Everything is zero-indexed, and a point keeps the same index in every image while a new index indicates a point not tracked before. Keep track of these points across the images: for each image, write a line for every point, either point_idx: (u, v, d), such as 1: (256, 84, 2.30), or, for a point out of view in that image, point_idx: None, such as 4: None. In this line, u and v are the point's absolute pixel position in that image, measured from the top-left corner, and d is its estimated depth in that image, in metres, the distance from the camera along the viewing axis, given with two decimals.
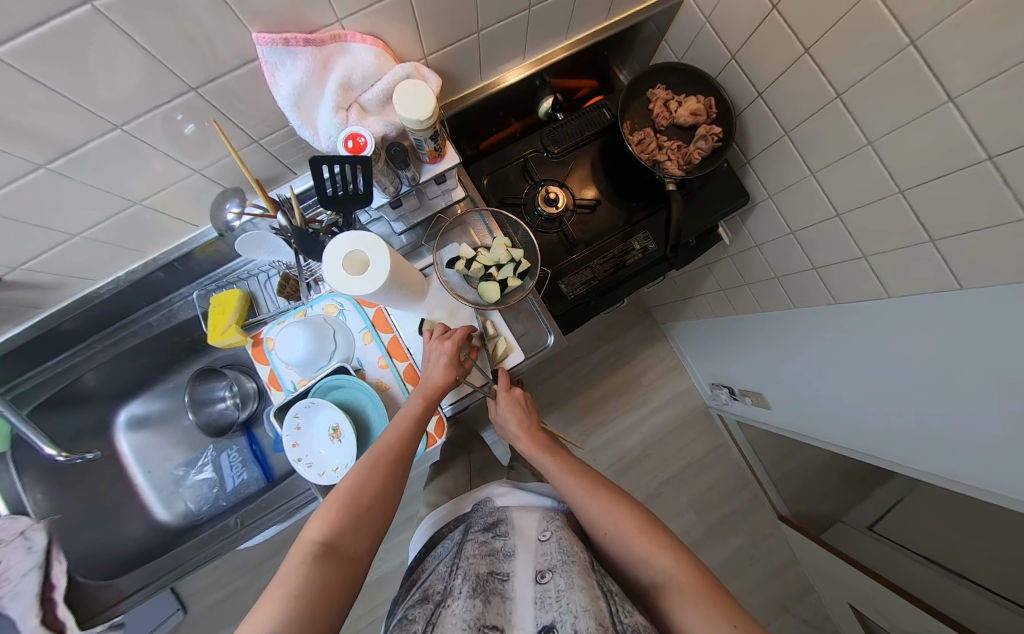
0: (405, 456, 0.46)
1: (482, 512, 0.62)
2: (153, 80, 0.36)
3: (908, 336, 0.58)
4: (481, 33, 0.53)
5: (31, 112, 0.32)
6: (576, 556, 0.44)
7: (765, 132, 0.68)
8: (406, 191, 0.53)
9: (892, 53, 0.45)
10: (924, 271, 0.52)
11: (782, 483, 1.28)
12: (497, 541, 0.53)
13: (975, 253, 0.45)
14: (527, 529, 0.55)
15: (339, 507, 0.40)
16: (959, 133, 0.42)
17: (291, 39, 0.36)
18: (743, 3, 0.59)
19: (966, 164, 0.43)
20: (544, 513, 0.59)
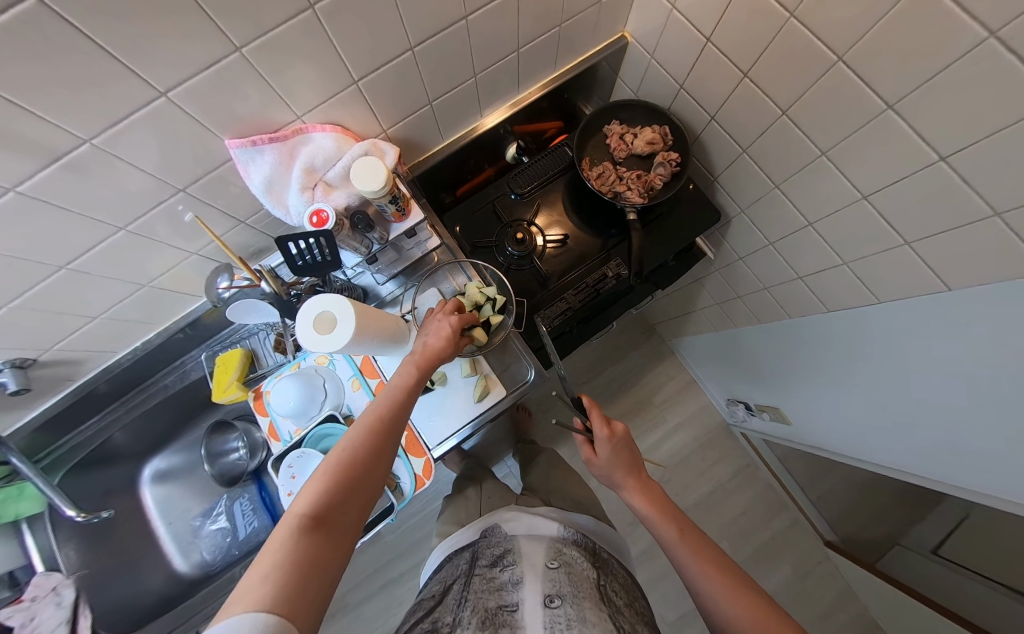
0: (399, 421, 0.40)
1: (489, 540, 0.54)
2: (146, 185, 0.43)
3: (910, 341, 0.54)
4: (434, 103, 0.59)
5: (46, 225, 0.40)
6: (589, 593, 0.39)
7: (724, 151, 0.69)
8: (378, 249, 0.57)
9: (824, 69, 0.46)
10: (909, 274, 0.50)
11: (822, 504, 1.16)
12: (505, 570, 0.45)
13: (953, 252, 0.43)
14: (534, 557, 0.47)
15: (330, 472, 0.33)
16: (908, 137, 0.41)
17: (257, 140, 0.43)
18: (681, 39, 0.62)
19: (922, 166, 0.41)
20: (554, 541, 0.52)
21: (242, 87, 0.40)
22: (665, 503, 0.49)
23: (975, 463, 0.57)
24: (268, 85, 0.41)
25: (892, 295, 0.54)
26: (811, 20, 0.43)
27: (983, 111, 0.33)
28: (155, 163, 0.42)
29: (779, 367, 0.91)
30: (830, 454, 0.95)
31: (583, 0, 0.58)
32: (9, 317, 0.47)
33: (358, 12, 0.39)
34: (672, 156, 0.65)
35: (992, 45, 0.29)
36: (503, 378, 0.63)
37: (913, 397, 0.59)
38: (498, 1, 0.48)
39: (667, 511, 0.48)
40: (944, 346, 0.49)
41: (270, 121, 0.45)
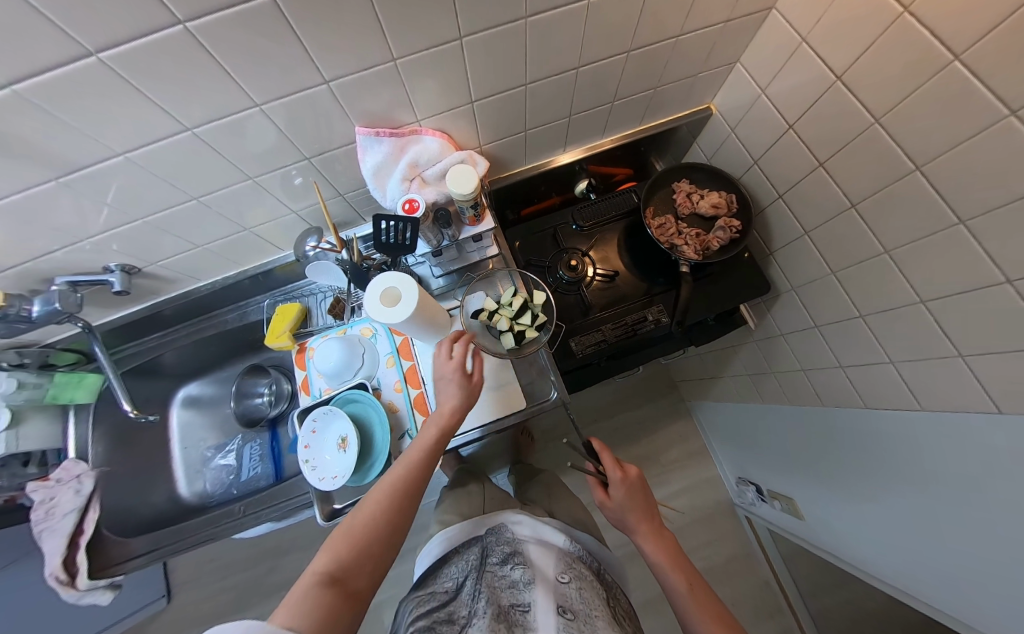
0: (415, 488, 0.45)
1: (498, 536, 0.54)
2: (284, 147, 0.51)
3: (948, 457, 0.52)
4: (528, 132, 0.66)
5: (200, 160, 0.48)
6: (598, 610, 0.41)
7: (785, 229, 0.72)
8: (446, 246, 0.62)
9: (900, 175, 0.48)
10: (958, 387, 0.49)
11: (823, 620, 1.06)
12: (516, 570, 0.46)
13: (1007, 374, 0.42)
14: (545, 565, 0.48)
15: (352, 532, 0.39)
16: (975, 254, 0.43)
17: (380, 132, 0.51)
18: (763, 121, 0.67)
19: (985, 284, 0.42)
20: (561, 551, 0.53)
21: (384, 88, 0.47)
22: (676, 554, 0.49)
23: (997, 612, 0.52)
24: (402, 90, 0.48)
25: (936, 405, 0.53)
26: (895, 130, 0.47)
27: None
28: (298, 132, 0.50)
29: (803, 454, 0.87)
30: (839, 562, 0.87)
31: (680, 72, 0.64)
32: (138, 228, 0.55)
33: (495, 49, 0.47)
34: (733, 224, 0.69)
35: None
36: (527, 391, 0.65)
37: (944, 518, 0.56)
38: (606, 61, 0.56)
39: (678, 560, 0.48)
40: (985, 469, 0.47)
41: (394, 119, 0.52)
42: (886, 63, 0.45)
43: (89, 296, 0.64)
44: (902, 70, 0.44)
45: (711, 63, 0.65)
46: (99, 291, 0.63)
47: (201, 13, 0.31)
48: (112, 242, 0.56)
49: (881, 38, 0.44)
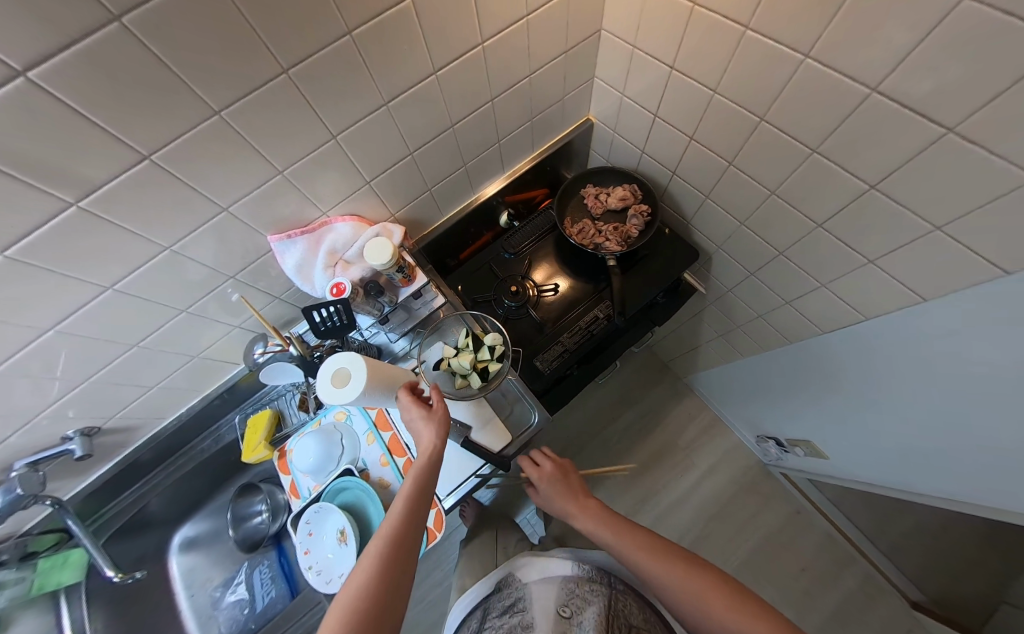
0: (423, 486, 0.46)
1: (500, 589, 0.55)
2: (208, 274, 0.54)
3: (907, 357, 0.54)
4: (433, 188, 0.71)
5: (130, 310, 0.50)
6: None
7: (689, 199, 0.77)
8: (389, 311, 0.65)
9: (751, 129, 0.54)
10: (883, 289, 0.52)
11: (897, 554, 1.01)
12: (514, 621, 0.48)
13: (913, 266, 0.46)
14: (545, 604, 0.50)
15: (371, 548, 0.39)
16: (836, 174, 0.47)
17: (292, 233, 0.54)
18: (632, 118, 0.75)
19: (856, 195, 0.47)
20: (567, 582, 0.53)
21: (283, 197, 0.51)
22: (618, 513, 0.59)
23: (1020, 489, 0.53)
24: (302, 194, 0.53)
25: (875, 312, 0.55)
26: (730, 95, 0.53)
27: (890, 147, 0.39)
28: (217, 258, 0.53)
29: (798, 398, 0.86)
30: (877, 488, 0.85)
31: (549, 99, 0.72)
32: (89, 389, 0.56)
33: (369, 137, 0.52)
34: (643, 209, 0.74)
35: (880, 95, 0.37)
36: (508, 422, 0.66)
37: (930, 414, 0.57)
38: (477, 112, 0.62)
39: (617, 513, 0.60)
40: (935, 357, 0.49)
41: (302, 218, 0.56)
42: (703, 43, 0.52)
43: (56, 470, 0.63)
44: (715, 43, 0.50)
45: (572, 85, 0.73)
46: (65, 460, 0.62)
47: (90, 190, 0.35)
48: (66, 410, 0.56)
49: (689, 24, 0.51)
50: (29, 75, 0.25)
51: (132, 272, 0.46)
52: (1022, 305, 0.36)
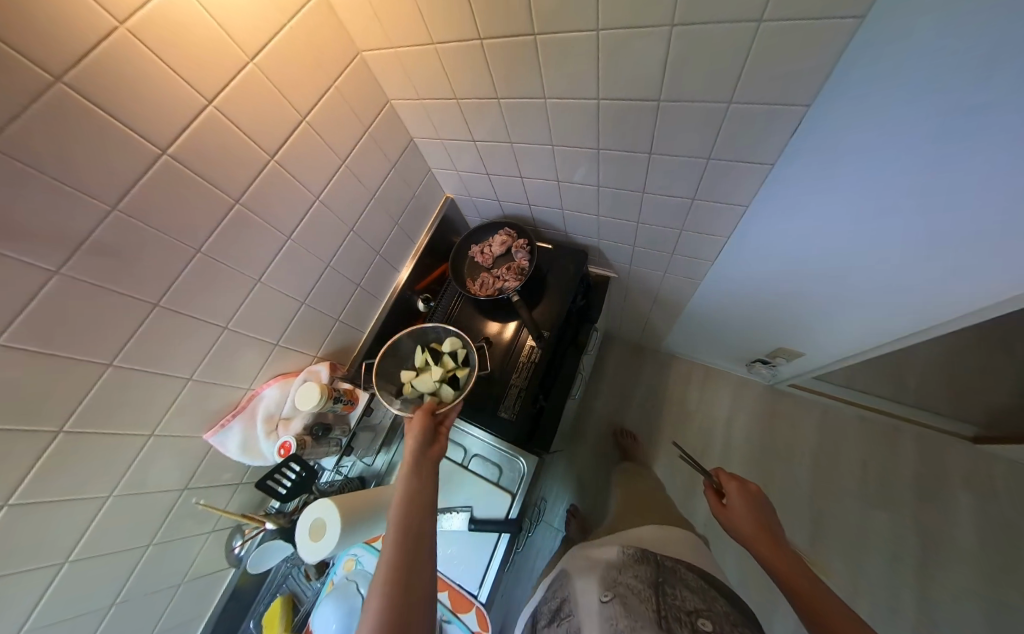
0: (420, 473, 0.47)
1: (555, 594, 0.60)
2: (158, 500, 0.55)
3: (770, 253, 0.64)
4: (340, 318, 0.75)
5: (91, 577, 0.49)
6: (642, 621, 0.43)
7: (552, 218, 0.87)
8: (348, 440, 0.68)
9: (550, 151, 0.66)
10: (715, 212, 0.61)
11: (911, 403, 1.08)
12: (563, 624, 0.51)
13: (720, 185, 0.56)
14: (589, 594, 0.53)
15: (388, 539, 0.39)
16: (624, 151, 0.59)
17: (224, 421, 0.57)
18: (474, 184, 0.86)
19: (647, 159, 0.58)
20: (609, 571, 0.56)
21: (205, 398, 0.55)
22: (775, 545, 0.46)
23: (910, 309, 0.62)
24: (220, 385, 0.57)
25: (729, 228, 0.65)
26: (523, 137, 0.65)
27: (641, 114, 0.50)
28: (161, 481, 0.54)
29: (741, 321, 0.93)
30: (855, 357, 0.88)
31: (402, 201, 0.82)
32: None
33: (258, 312, 0.59)
34: (522, 243, 0.84)
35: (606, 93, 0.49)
36: (502, 480, 0.70)
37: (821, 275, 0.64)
38: (346, 242, 0.71)
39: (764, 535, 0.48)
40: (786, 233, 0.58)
41: (228, 403, 0.58)
42: (482, 118, 0.65)
43: None
44: (488, 110, 0.62)
45: (414, 181, 0.83)
46: None
47: (15, 486, 0.38)
48: None
49: (463, 108, 0.64)
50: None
51: (83, 536, 0.47)
52: (815, 150, 0.43)
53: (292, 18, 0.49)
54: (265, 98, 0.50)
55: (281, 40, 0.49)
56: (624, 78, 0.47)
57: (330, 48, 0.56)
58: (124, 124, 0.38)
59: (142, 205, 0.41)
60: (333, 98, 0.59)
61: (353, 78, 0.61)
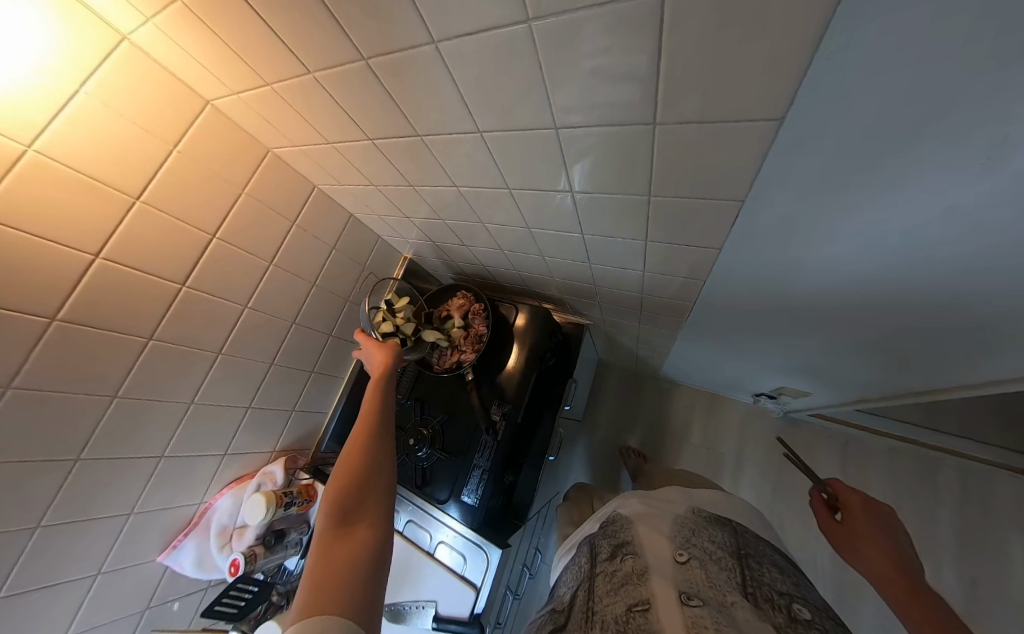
0: (376, 424, 0.47)
1: (607, 534, 0.62)
2: (121, 625, 0.56)
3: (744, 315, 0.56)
4: (298, 405, 0.75)
5: None
6: (732, 595, 0.44)
7: (511, 276, 0.82)
8: (307, 539, 0.68)
9: (483, 226, 0.61)
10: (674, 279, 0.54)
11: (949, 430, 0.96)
12: (628, 559, 0.53)
13: (668, 261, 0.49)
14: (661, 547, 0.54)
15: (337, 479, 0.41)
16: (558, 231, 0.54)
17: (175, 542, 0.58)
18: (426, 249, 0.82)
19: (584, 238, 0.53)
20: (681, 533, 0.57)
21: (153, 523, 0.56)
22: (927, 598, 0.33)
23: (921, 372, 0.53)
24: (167, 508, 0.58)
25: (693, 293, 0.58)
26: (453, 214, 0.61)
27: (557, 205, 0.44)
28: (121, 608, 0.55)
29: (738, 360, 0.83)
30: (865, 404, 0.78)
31: (349, 279, 0.78)
32: None
33: (198, 429, 0.59)
34: (480, 307, 0.78)
35: None
36: (466, 572, 0.68)
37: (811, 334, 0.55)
38: (291, 334, 0.69)
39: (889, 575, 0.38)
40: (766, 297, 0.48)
41: (180, 521, 0.60)
42: (407, 198, 0.61)
43: None
44: (410, 193, 0.58)
45: (364, 253, 0.80)
46: None
47: None
48: None
49: (386, 191, 0.61)
50: None
51: None
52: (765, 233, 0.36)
53: (180, 141, 0.47)
54: (168, 228, 0.49)
55: (173, 166, 0.47)
56: (531, 165, 0.41)
57: (235, 156, 0.53)
58: (4, 306, 0.37)
59: (44, 371, 0.41)
60: (249, 202, 0.57)
61: (270, 177, 0.59)
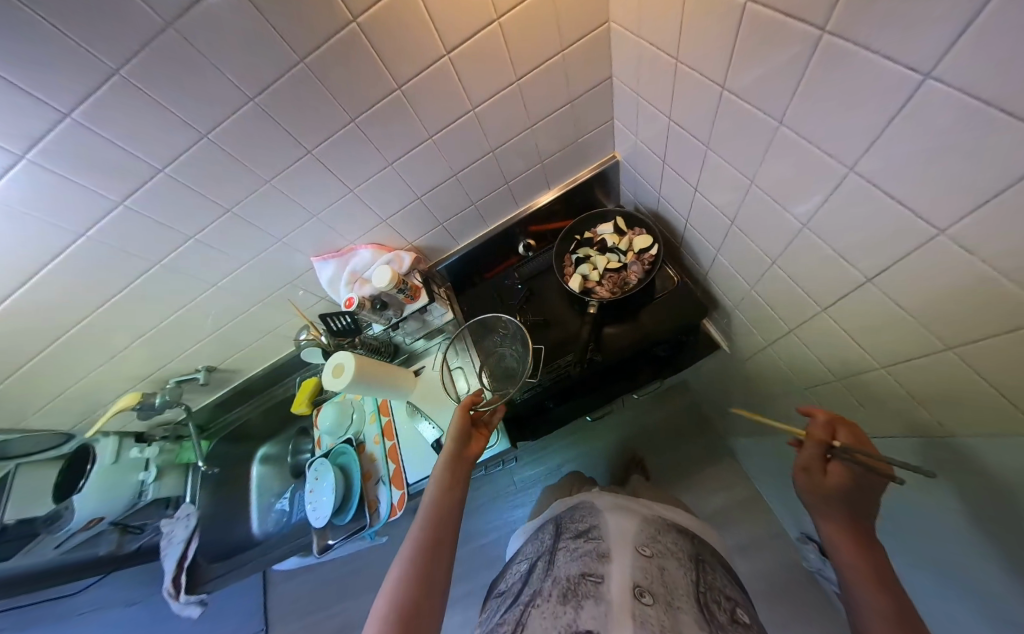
0: (443, 510, 0.55)
1: (573, 515, 0.66)
2: (272, 281, 0.76)
3: (950, 489, 0.43)
4: (445, 224, 0.80)
5: (230, 298, 0.76)
6: (682, 600, 0.47)
7: (703, 253, 0.72)
8: (394, 322, 0.81)
9: (743, 186, 0.50)
10: (920, 398, 0.41)
11: None
12: (590, 540, 0.57)
13: (942, 381, 0.36)
14: (625, 536, 0.58)
15: (404, 554, 0.51)
16: (832, 255, 0.42)
17: (326, 255, 0.73)
18: (647, 162, 0.70)
19: (856, 285, 0.40)
20: (645, 530, 0.60)
21: (321, 233, 0.70)
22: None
23: None
24: (332, 230, 0.70)
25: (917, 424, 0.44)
26: (722, 150, 0.49)
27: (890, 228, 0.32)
28: (277, 271, 0.74)
29: None
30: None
31: (555, 144, 0.72)
32: (209, 342, 0.85)
33: (381, 188, 0.66)
34: (645, 256, 0.73)
35: (855, 178, 0.32)
36: None
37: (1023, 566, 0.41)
38: (481, 162, 0.69)
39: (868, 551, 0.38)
40: None
41: (335, 244, 0.73)
42: (696, 98, 0.48)
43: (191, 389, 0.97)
44: (704, 94, 0.46)
45: (586, 127, 0.71)
46: (196, 385, 0.95)
47: (206, 225, 0.60)
48: (202, 353, 0.87)
49: (678, 76, 0.49)
50: (209, 137, 0.49)
51: (233, 275, 0.71)
52: None
53: None
54: None
55: None
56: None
57: None
58: None
59: (326, 63, 0.46)
60: (547, 3, 0.49)
61: None
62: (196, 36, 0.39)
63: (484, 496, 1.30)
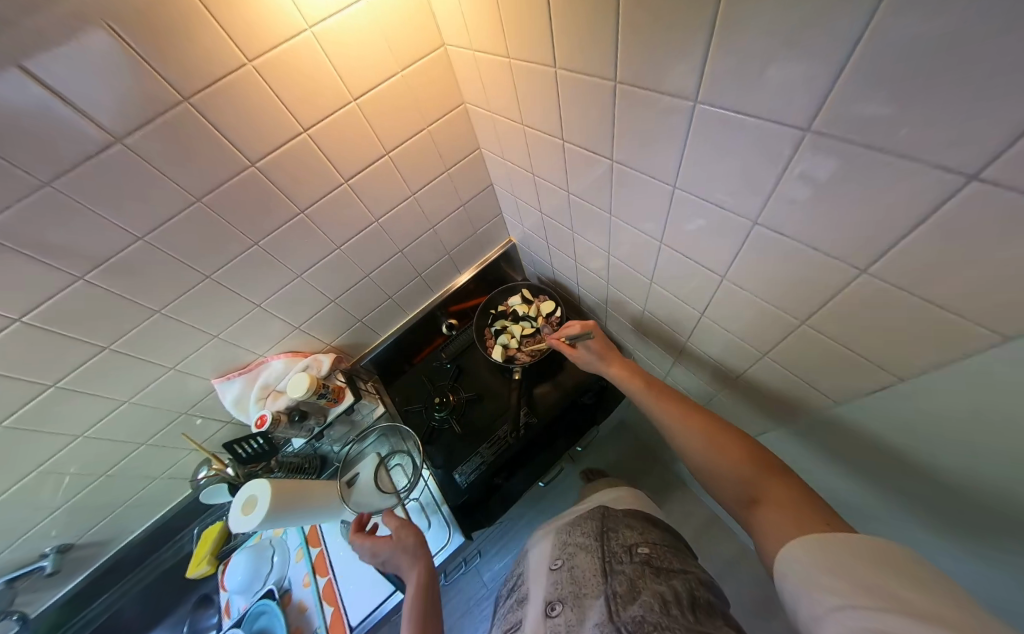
0: None
1: (510, 574, 0.61)
2: (161, 415, 0.66)
3: (822, 466, 0.52)
4: (364, 318, 0.81)
5: (101, 447, 0.63)
6: (587, 587, 0.45)
7: (597, 307, 0.85)
8: (318, 430, 0.75)
9: (605, 256, 0.63)
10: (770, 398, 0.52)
11: None
12: (517, 590, 0.54)
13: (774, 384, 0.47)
14: (541, 560, 0.54)
15: None
16: (676, 300, 0.56)
17: (230, 374, 0.68)
18: (536, 244, 0.84)
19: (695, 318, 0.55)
20: (557, 538, 0.56)
21: (223, 352, 0.65)
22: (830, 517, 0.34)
23: None
24: (237, 346, 0.66)
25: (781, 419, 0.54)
26: (582, 233, 0.63)
27: None
28: (168, 401, 0.65)
29: None
30: None
31: (457, 238, 0.83)
32: (64, 512, 0.67)
33: (291, 298, 0.66)
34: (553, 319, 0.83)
35: None
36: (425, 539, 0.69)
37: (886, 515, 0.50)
38: (392, 261, 0.75)
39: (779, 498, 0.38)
40: (864, 468, 0.44)
41: (241, 360, 0.69)
42: (553, 198, 0.63)
43: (27, 587, 0.72)
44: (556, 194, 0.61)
45: (481, 220, 0.84)
46: (36, 579, 0.71)
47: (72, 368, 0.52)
48: (50, 529, 0.68)
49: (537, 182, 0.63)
50: (86, 277, 0.46)
51: (107, 419, 0.60)
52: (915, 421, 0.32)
53: (406, 67, 0.52)
54: (361, 132, 0.55)
55: (391, 84, 0.52)
56: (699, 235, 0.41)
57: (436, 95, 0.58)
58: (221, 130, 0.44)
59: (223, 199, 0.49)
60: (425, 139, 0.62)
61: (454, 125, 0.63)
62: (74, 192, 0.40)
63: (455, 609, 1.11)
